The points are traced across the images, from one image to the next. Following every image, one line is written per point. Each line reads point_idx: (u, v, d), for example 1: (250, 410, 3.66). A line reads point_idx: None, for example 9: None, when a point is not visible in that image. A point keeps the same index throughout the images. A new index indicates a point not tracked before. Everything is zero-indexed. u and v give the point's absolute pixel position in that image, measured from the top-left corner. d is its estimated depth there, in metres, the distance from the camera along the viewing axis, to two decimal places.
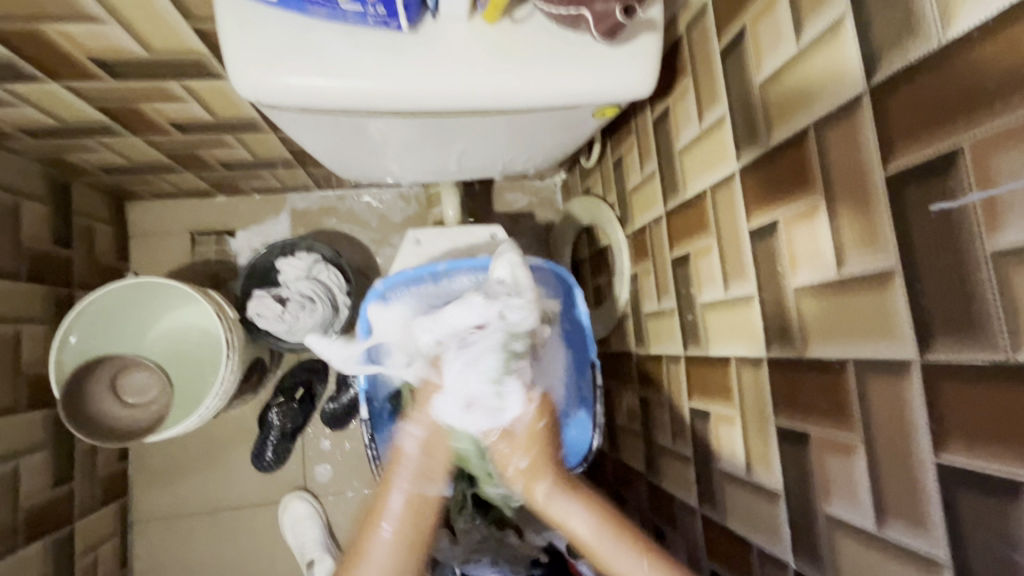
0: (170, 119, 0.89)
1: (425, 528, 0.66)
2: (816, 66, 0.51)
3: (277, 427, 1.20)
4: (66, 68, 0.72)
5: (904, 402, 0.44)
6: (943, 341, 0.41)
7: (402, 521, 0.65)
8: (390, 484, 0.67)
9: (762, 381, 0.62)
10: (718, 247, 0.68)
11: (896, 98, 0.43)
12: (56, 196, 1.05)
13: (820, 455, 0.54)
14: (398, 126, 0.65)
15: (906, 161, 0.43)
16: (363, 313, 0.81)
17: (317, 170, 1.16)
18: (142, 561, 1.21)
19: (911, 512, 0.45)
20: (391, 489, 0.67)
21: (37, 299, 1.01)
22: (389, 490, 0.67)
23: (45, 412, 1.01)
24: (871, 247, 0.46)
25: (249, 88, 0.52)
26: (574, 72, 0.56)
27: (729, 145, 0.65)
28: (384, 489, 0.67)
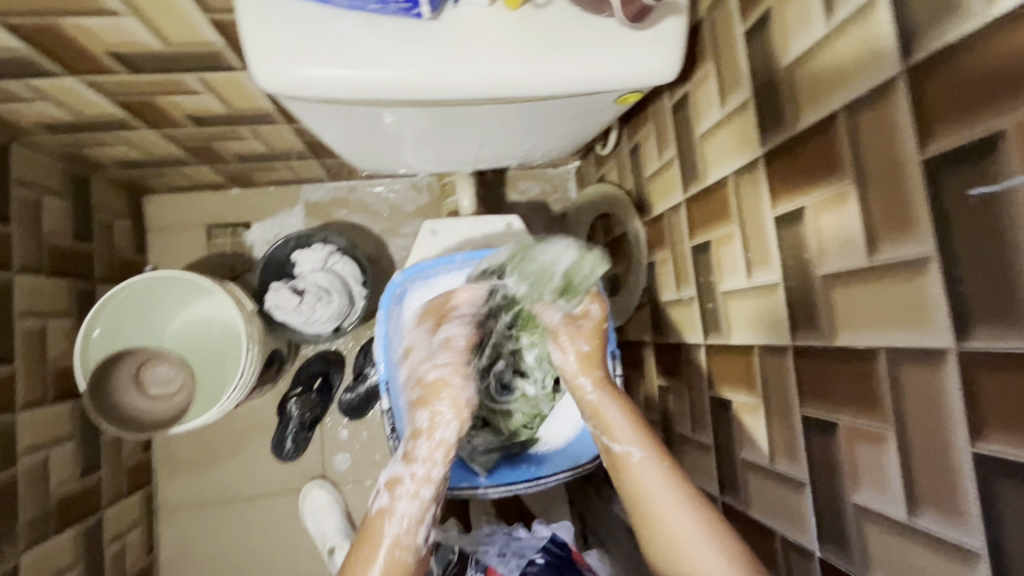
0: (186, 112, 0.89)
1: None
2: (847, 48, 0.50)
3: (296, 418, 1.23)
4: (84, 62, 0.72)
5: (939, 389, 0.44)
6: (981, 328, 0.40)
7: (395, 548, 0.64)
8: (371, 541, 0.64)
9: (786, 370, 0.61)
10: (741, 234, 0.67)
11: (935, 79, 0.42)
12: (75, 191, 1.06)
13: (849, 444, 0.53)
14: (420, 115, 0.64)
15: (945, 145, 0.42)
16: (383, 305, 0.81)
17: (331, 161, 1.16)
18: (167, 548, 1.23)
19: (945, 502, 0.44)
20: (374, 544, 0.64)
21: (61, 293, 1.02)
22: (373, 546, 0.64)
23: (73, 404, 1.03)
24: (907, 233, 0.45)
25: (271, 79, 0.52)
26: (595, 57, 0.55)
27: (753, 130, 0.64)
28: (368, 554, 0.63)
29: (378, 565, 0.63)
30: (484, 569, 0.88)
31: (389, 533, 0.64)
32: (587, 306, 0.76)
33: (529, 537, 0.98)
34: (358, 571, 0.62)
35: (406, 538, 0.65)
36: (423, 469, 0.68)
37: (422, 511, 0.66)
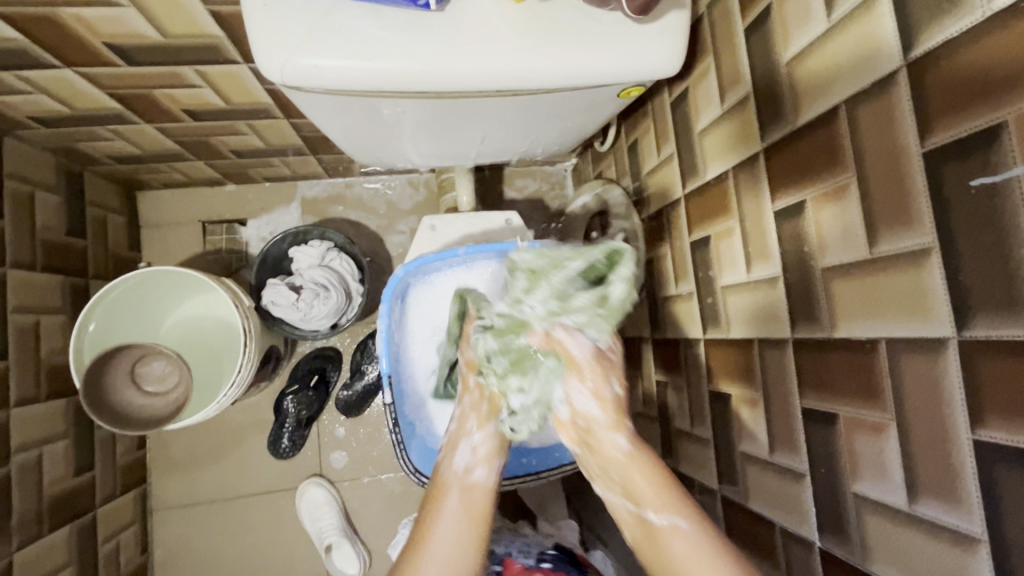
0: (183, 106, 0.89)
1: (485, 511, 0.67)
2: (847, 43, 0.51)
3: (293, 415, 1.21)
4: (81, 54, 0.71)
5: (940, 378, 0.44)
6: (981, 317, 0.41)
7: (465, 484, 0.69)
8: (441, 485, 0.69)
9: (785, 362, 0.62)
10: (740, 229, 0.68)
11: (935, 73, 0.43)
12: (69, 185, 1.05)
13: (849, 435, 0.54)
14: (422, 108, 0.64)
15: (947, 134, 0.42)
16: (386, 299, 0.79)
17: (328, 157, 1.16)
18: (162, 547, 1.22)
19: (946, 490, 0.45)
20: (445, 484, 0.69)
21: (54, 289, 1.01)
22: (442, 486, 0.69)
23: (67, 401, 1.02)
24: (907, 225, 0.46)
25: (275, 70, 0.52)
26: (599, 50, 0.56)
27: (753, 126, 0.64)
28: (438, 495, 0.68)
29: (447, 500, 0.67)
30: (501, 563, 0.85)
31: (455, 469, 0.70)
32: (610, 342, 0.70)
33: (534, 538, 0.96)
34: (430, 510, 0.67)
35: (467, 475, 0.70)
36: (481, 417, 0.74)
37: (480, 453, 0.71)
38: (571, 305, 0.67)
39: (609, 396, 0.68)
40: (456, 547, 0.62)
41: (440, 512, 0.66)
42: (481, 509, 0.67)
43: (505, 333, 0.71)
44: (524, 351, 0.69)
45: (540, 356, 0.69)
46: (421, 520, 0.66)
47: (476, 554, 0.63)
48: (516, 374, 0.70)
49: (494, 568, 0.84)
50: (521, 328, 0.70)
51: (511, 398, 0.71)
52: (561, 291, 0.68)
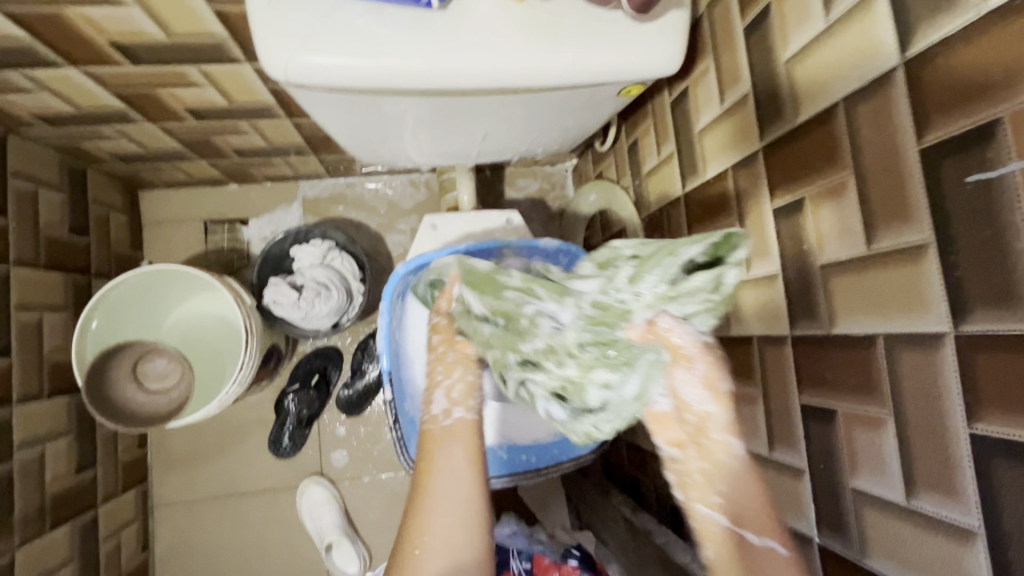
0: (187, 105, 0.89)
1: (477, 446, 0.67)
2: (845, 42, 0.51)
3: (294, 414, 1.22)
4: (85, 53, 0.72)
5: (937, 373, 0.45)
6: (978, 312, 0.41)
7: (452, 430, 0.68)
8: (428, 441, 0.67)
9: (784, 359, 0.62)
10: (740, 227, 0.69)
11: (933, 70, 0.43)
12: (72, 184, 1.06)
13: (847, 430, 0.54)
14: (424, 105, 0.65)
15: (944, 131, 0.43)
16: (386, 297, 0.80)
17: (330, 156, 1.16)
18: (162, 545, 1.22)
19: (943, 484, 0.45)
20: (432, 438, 0.67)
21: (57, 286, 1.02)
22: (430, 442, 0.67)
23: (69, 398, 1.03)
24: (905, 221, 0.46)
25: (279, 68, 0.53)
26: (600, 49, 0.56)
27: (753, 124, 0.65)
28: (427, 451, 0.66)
29: (440, 453, 0.66)
30: (530, 559, 0.89)
31: (439, 419, 0.69)
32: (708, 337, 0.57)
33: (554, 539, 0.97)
34: (423, 469, 0.65)
35: (447, 417, 0.69)
36: (447, 367, 0.73)
37: (456, 394, 0.71)
38: (684, 290, 0.59)
39: (719, 392, 0.54)
40: (460, 495, 0.62)
41: (435, 466, 0.64)
42: (472, 447, 0.66)
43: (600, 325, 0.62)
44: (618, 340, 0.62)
45: (637, 348, 0.60)
46: (417, 480, 0.65)
47: (479, 495, 0.63)
48: (607, 367, 0.63)
49: (523, 565, 0.88)
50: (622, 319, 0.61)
51: (593, 393, 0.65)
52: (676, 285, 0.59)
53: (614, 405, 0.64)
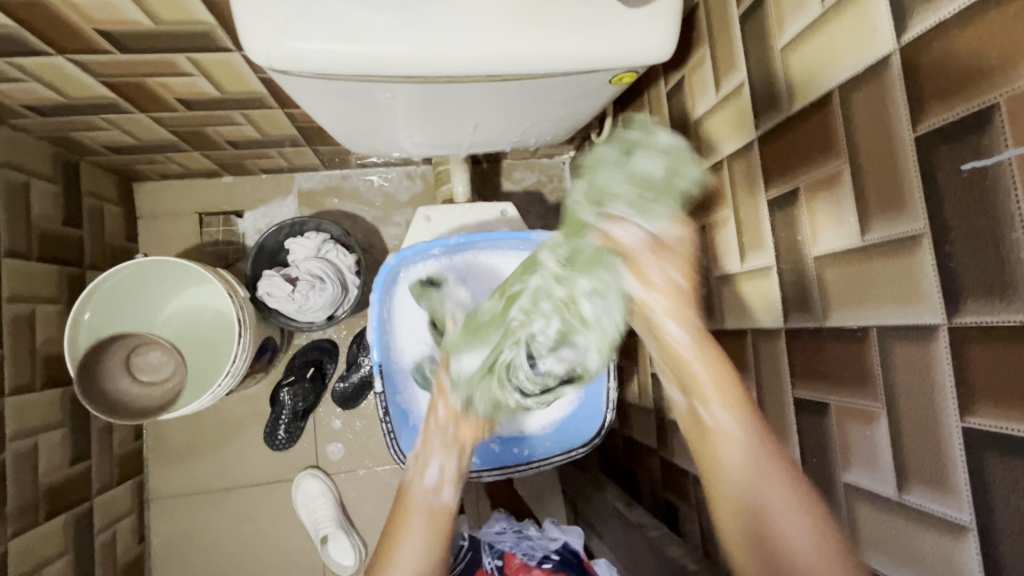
0: (177, 95, 0.88)
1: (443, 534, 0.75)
2: (841, 27, 0.50)
3: (289, 407, 1.21)
4: (72, 40, 0.71)
5: (930, 365, 0.44)
6: (972, 303, 0.40)
7: (429, 515, 0.76)
8: (405, 509, 0.77)
9: (778, 352, 0.62)
10: (735, 218, 0.68)
11: (928, 56, 0.42)
12: (65, 175, 1.05)
13: (840, 423, 0.53)
14: (414, 93, 0.64)
15: (939, 117, 0.42)
16: (377, 287, 0.79)
17: (324, 148, 1.15)
18: (159, 537, 1.23)
19: (935, 478, 0.44)
20: (410, 514, 0.76)
21: (50, 278, 1.01)
22: (406, 510, 0.77)
23: (63, 391, 1.02)
24: (899, 211, 0.45)
25: (263, 54, 0.52)
26: (591, 35, 0.55)
27: (748, 114, 0.64)
28: (402, 522, 0.75)
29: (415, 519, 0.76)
30: (502, 556, 0.86)
31: (420, 490, 0.78)
32: (673, 231, 0.71)
33: (540, 537, 0.92)
34: (395, 534, 0.74)
35: (433, 495, 0.78)
36: (446, 440, 0.79)
37: (444, 475, 0.79)
38: (612, 199, 0.73)
39: (673, 284, 0.70)
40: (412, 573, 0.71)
41: (405, 535, 0.74)
42: (438, 537, 0.75)
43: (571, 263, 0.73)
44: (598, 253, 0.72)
45: (602, 254, 0.71)
46: (387, 543, 0.74)
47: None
48: (584, 279, 0.72)
49: (494, 562, 0.85)
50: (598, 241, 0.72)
51: (583, 307, 0.72)
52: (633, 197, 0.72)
53: (605, 313, 0.72)
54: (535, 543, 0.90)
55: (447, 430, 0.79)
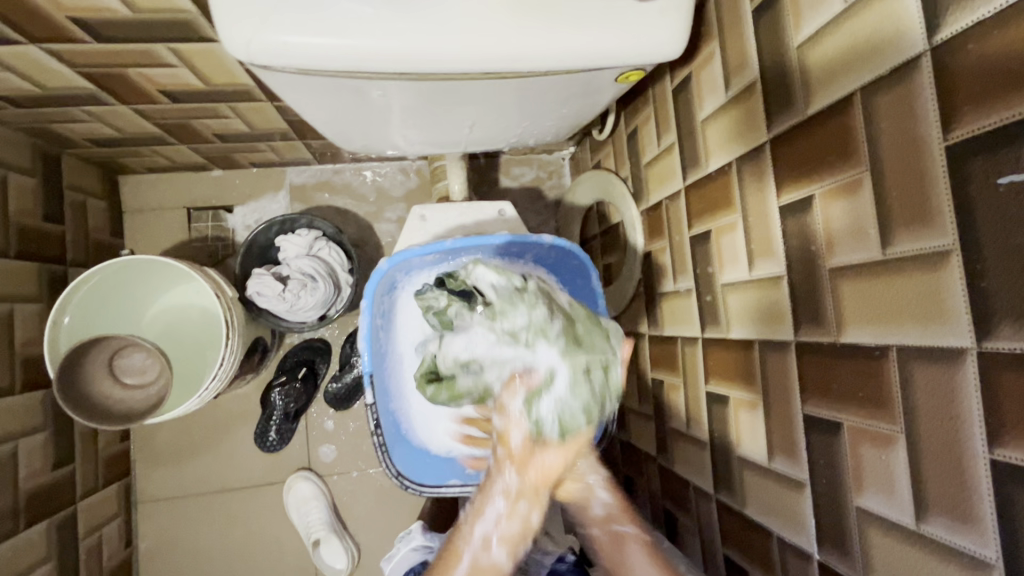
0: (159, 86, 0.84)
1: None
2: (866, 25, 0.47)
3: (280, 408, 1.17)
4: (43, 28, 0.67)
5: (955, 390, 0.41)
6: (1005, 328, 0.38)
7: (478, 560, 0.67)
8: (454, 553, 0.67)
9: (787, 367, 0.59)
10: (743, 224, 0.64)
11: (963, 58, 0.39)
12: (45, 169, 1.01)
13: (853, 445, 0.51)
14: (408, 90, 0.60)
15: (974, 126, 0.38)
16: (368, 294, 0.76)
17: (316, 142, 1.11)
18: (146, 540, 1.20)
19: (958, 510, 0.42)
20: (461, 553, 0.67)
21: (30, 277, 0.98)
22: (459, 550, 0.67)
23: (44, 393, 0.99)
24: (927, 225, 0.42)
25: (242, 47, 0.48)
26: (596, 30, 0.52)
27: (760, 115, 0.60)
28: (450, 562, 0.67)
29: (467, 557, 0.67)
30: None
31: (473, 535, 0.67)
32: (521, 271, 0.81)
33: (536, 554, 0.91)
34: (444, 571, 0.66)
35: (484, 549, 0.67)
36: (512, 494, 0.68)
37: (504, 519, 0.68)
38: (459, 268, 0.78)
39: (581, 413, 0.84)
40: None
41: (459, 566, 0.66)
42: None
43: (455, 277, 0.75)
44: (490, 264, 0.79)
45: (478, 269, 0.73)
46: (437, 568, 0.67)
47: None
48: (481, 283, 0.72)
49: None
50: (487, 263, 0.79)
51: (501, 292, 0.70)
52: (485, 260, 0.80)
53: (526, 289, 0.70)
54: (530, 564, 0.88)
55: (512, 476, 0.68)
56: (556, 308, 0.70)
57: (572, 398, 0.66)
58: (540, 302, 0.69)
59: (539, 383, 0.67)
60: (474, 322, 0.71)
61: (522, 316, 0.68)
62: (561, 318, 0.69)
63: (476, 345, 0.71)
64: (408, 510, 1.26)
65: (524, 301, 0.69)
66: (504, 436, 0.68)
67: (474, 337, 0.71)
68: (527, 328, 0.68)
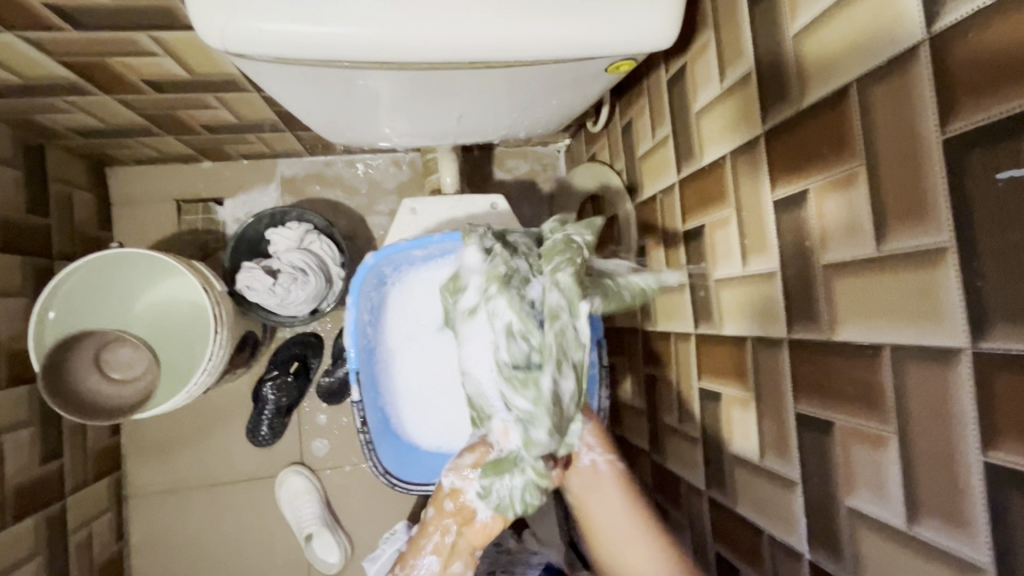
0: (143, 76, 0.82)
1: None
2: (862, 14, 0.45)
3: (272, 403, 1.17)
4: (19, 15, 0.65)
5: (950, 390, 0.40)
6: (1001, 327, 0.37)
7: None
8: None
9: (780, 364, 0.58)
10: (737, 219, 0.63)
11: (962, 48, 0.38)
12: (29, 160, 0.99)
13: (845, 445, 0.50)
14: (394, 79, 0.59)
15: (972, 119, 0.37)
16: (355, 287, 0.75)
17: (306, 133, 1.09)
18: (138, 534, 1.20)
19: (950, 512, 0.41)
20: None
21: (15, 270, 0.96)
22: None
23: (31, 388, 0.98)
24: (922, 220, 0.41)
25: (217, 35, 0.46)
26: (585, 19, 0.50)
27: (755, 107, 0.59)
28: None
29: None
30: None
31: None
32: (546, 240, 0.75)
33: (523, 554, 0.94)
34: None
35: None
36: (446, 547, 0.64)
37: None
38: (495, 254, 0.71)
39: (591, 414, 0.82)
40: None
41: None
42: None
43: (493, 280, 0.69)
44: (561, 248, 0.71)
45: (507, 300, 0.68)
46: None
47: None
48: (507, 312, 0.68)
49: None
50: (550, 252, 0.71)
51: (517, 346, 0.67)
52: (554, 244, 0.72)
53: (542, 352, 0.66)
54: (516, 562, 0.91)
55: (451, 530, 0.64)
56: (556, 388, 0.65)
57: (523, 489, 0.63)
58: (540, 403, 0.65)
59: (502, 461, 0.65)
60: (484, 347, 0.70)
61: (518, 399, 0.66)
62: (549, 414, 0.65)
63: (476, 368, 0.70)
64: (401, 504, 1.26)
65: (529, 382, 0.66)
66: (456, 491, 0.65)
67: (481, 360, 0.70)
68: (520, 399, 0.66)
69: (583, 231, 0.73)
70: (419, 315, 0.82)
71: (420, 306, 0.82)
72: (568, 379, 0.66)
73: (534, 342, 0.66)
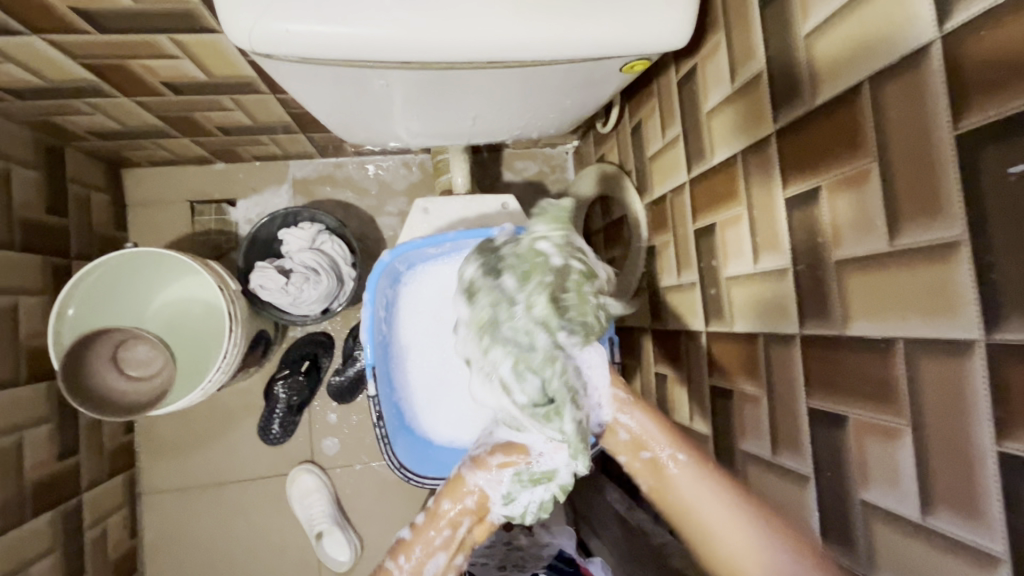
0: (162, 78, 0.84)
1: None
2: (874, 14, 0.46)
3: (283, 401, 1.19)
4: (46, 19, 0.67)
5: (963, 382, 0.41)
6: (1015, 319, 0.37)
7: None
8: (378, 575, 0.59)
9: (792, 360, 0.58)
10: (748, 216, 0.64)
11: (974, 46, 0.38)
12: (49, 162, 1.01)
13: (858, 439, 0.51)
14: (411, 79, 0.60)
15: (985, 115, 0.38)
16: (371, 284, 0.76)
17: (319, 135, 1.11)
18: (151, 531, 1.21)
19: (964, 503, 0.42)
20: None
21: (35, 269, 0.98)
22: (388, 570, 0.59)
23: (49, 385, 0.99)
24: (934, 215, 0.42)
25: (244, 35, 0.48)
26: (601, 20, 0.51)
27: (766, 106, 0.59)
28: None
29: None
30: None
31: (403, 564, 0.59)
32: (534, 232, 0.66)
33: (534, 548, 0.97)
34: None
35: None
36: (453, 539, 0.61)
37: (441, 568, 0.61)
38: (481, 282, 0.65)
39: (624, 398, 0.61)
40: None
41: None
42: None
43: (480, 326, 0.64)
44: (534, 267, 0.62)
45: (503, 329, 0.62)
46: None
47: None
48: (502, 345, 0.62)
49: None
50: (526, 274, 0.62)
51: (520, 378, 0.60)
52: (523, 262, 0.63)
53: (550, 378, 0.59)
54: (527, 558, 0.94)
55: (463, 522, 0.61)
56: (569, 420, 0.58)
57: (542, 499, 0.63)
58: (564, 438, 0.59)
59: (528, 479, 0.62)
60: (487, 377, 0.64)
61: (544, 434, 0.60)
62: (571, 439, 0.58)
63: (489, 399, 0.65)
64: (411, 502, 1.27)
65: (549, 418, 0.59)
66: (470, 499, 0.60)
67: (490, 397, 0.65)
68: (541, 422, 0.60)
69: (551, 231, 0.64)
70: (434, 311, 0.84)
71: (435, 302, 0.84)
72: (584, 402, 0.60)
73: (538, 367, 0.59)
